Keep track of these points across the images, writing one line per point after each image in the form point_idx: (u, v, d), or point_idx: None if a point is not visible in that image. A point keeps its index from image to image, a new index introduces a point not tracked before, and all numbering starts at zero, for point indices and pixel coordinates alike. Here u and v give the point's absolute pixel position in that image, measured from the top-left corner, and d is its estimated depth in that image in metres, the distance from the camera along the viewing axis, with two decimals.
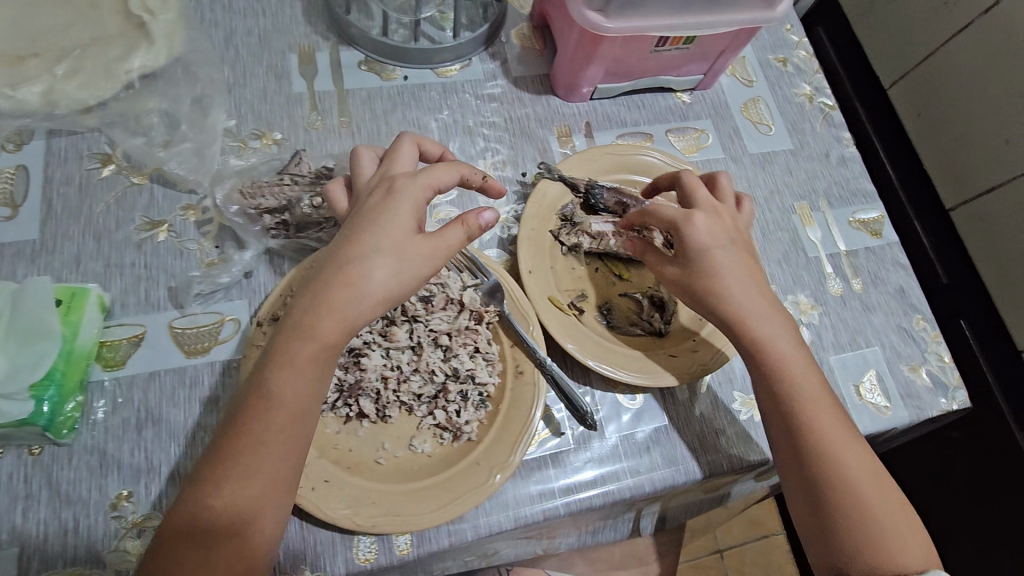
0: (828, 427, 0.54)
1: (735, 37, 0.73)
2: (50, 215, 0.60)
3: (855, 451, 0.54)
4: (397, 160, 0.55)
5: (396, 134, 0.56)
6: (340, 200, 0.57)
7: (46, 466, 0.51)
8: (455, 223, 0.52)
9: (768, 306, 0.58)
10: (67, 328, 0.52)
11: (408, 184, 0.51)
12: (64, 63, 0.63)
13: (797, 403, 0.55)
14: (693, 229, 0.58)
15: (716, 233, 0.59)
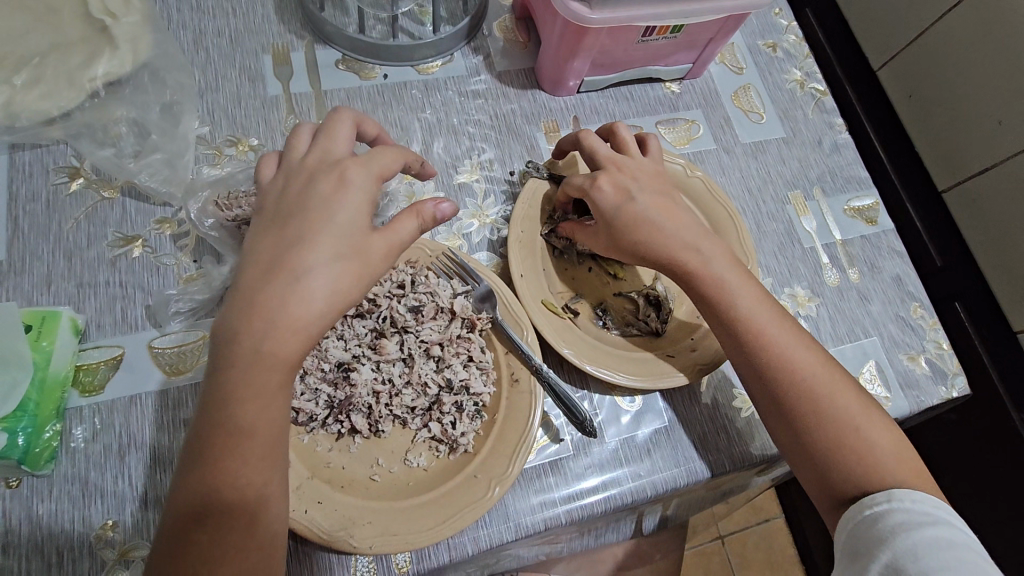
0: (799, 364, 0.54)
1: (723, 24, 0.71)
2: (16, 235, 0.57)
3: (833, 382, 0.54)
4: (335, 140, 0.51)
5: (334, 107, 0.52)
6: (269, 172, 0.52)
7: (25, 499, 0.48)
8: (409, 214, 0.49)
9: (713, 247, 0.59)
10: (39, 355, 0.50)
11: (356, 171, 0.48)
12: (24, 73, 0.60)
13: (761, 346, 0.55)
14: (600, 194, 0.59)
15: (620, 187, 0.59)
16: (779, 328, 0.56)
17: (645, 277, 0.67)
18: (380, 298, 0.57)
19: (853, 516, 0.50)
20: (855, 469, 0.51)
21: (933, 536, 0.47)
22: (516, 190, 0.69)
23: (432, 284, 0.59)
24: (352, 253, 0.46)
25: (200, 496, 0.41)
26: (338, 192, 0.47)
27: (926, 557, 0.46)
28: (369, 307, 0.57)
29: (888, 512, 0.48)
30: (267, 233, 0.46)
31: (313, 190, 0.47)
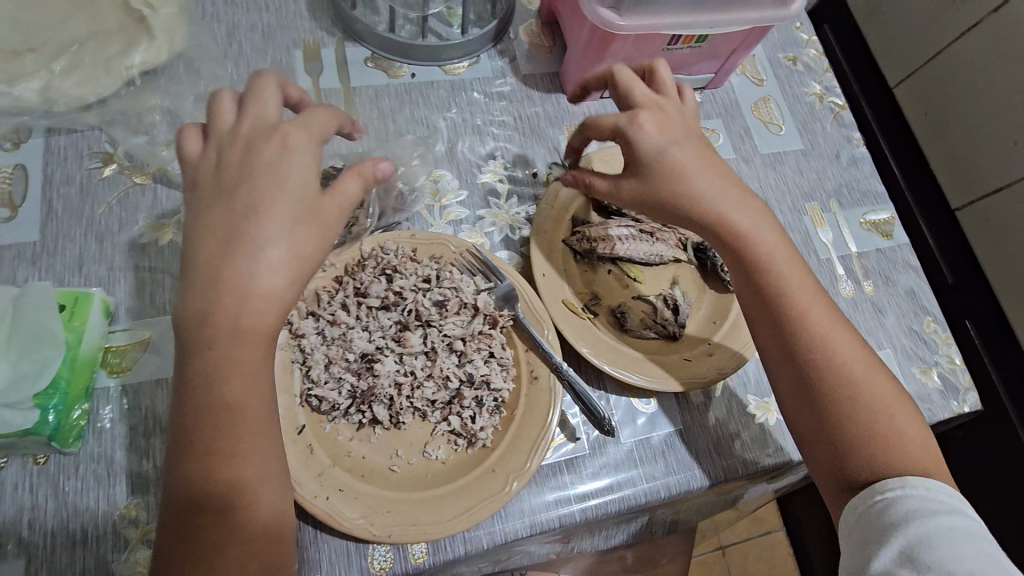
0: (831, 342, 0.54)
1: (746, 36, 0.72)
2: (50, 217, 0.58)
3: (862, 366, 0.53)
4: (264, 105, 0.49)
5: (257, 69, 0.51)
6: (193, 146, 0.49)
7: (52, 476, 0.49)
8: (352, 175, 0.49)
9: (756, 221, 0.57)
10: (71, 334, 0.50)
11: (297, 135, 0.47)
12: (62, 59, 0.61)
13: (794, 320, 0.54)
14: (641, 132, 0.57)
15: (667, 139, 0.57)
16: (816, 304, 0.55)
17: (663, 281, 0.68)
18: (406, 291, 0.58)
19: (862, 503, 0.49)
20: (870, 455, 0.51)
21: (947, 526, 0.46)
22: (539, 192, 0.70)
23: (456, 279, 0.60)
24: (306, 217, 0.46)
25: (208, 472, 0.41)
26: (283, 157, 0.46)
27: (939, 545, 0.44)
28: (394, 299, 0.58)
29: (899, 497, 0.48)
30: (217, 203, 0.46)
31: (254, 155, 0.46)
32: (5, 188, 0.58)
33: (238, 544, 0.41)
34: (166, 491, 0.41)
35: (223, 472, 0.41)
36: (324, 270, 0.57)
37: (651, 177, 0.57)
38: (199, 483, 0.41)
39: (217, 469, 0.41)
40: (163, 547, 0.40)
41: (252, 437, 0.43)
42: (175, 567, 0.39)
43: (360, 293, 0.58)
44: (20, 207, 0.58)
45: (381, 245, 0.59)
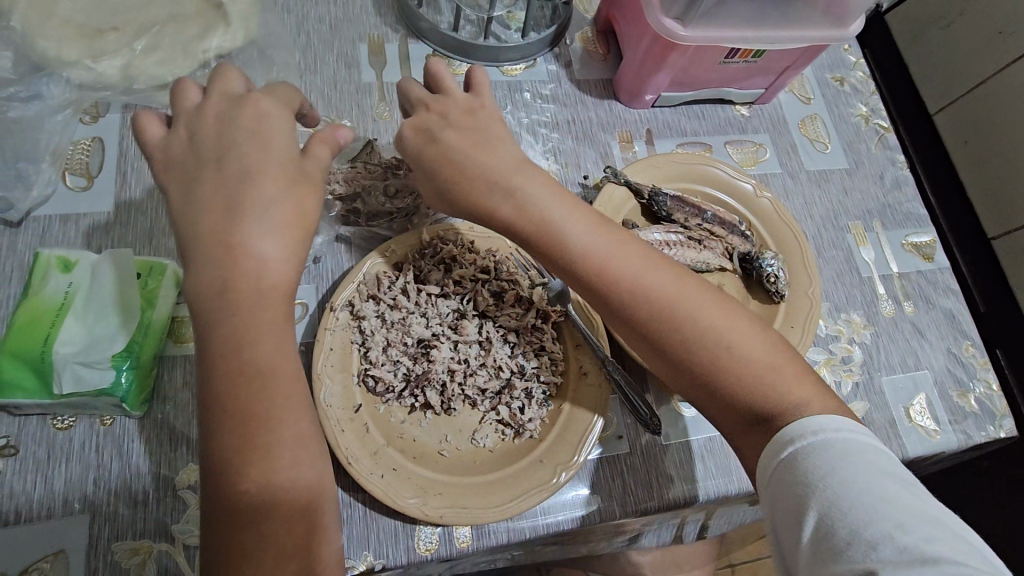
0: (693, 326, 0.49)
1: (801, 53, 0.73)
2: (124, 189, 0.60)
3: (733, 331, 0.49)
4: (228, 83, 0.49)
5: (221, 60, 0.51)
6: (154, 132, 0.47)
7: (117, 437, 0.51)
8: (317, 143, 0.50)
9: (544, 200, 0.52)
10: (145, 301, 0.52)
11: (267, 102, 0.48)
12: (143, 40, 0.64)
13: (652, 325, 0.50)
14: (405, 140, 0.54)
15: (437, 134, 0.53)
16: (655, 286, 0.50)
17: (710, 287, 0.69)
18: (464, 281, 0.60)
19: (767, 468, 0.45)
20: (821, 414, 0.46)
21: (853, 481, 0.41)
22: (590, 194, 0.72)
23: (513, 273, 0.61)
24: (301, 177, 0.47)
25: (255, 438, 0.41)
26: (262, 123, 0.47)
27: (852, 508, 0.40)
28: (452, 288, 0.60)
29: (795, 450, 0.44)
30: (206, 174, 0.45)
31: (234, 126, 0.46)
32: (84, 159, 0.61)
33: (283, 506, 0.41)
34: (208, 455, 0.41)
35: (270, 439, 0.41)
36: (387, 255, 0.58)
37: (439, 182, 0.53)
38: (242, 449, 0.41)
39: (265, 437, 0.41)
40: (211, 508, 0.41)
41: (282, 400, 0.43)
42: (217, 524, 0.40)
43: (419, 281, 0.59)
44: (97, 177, 0.60)
45: (441, 235, 0.60)
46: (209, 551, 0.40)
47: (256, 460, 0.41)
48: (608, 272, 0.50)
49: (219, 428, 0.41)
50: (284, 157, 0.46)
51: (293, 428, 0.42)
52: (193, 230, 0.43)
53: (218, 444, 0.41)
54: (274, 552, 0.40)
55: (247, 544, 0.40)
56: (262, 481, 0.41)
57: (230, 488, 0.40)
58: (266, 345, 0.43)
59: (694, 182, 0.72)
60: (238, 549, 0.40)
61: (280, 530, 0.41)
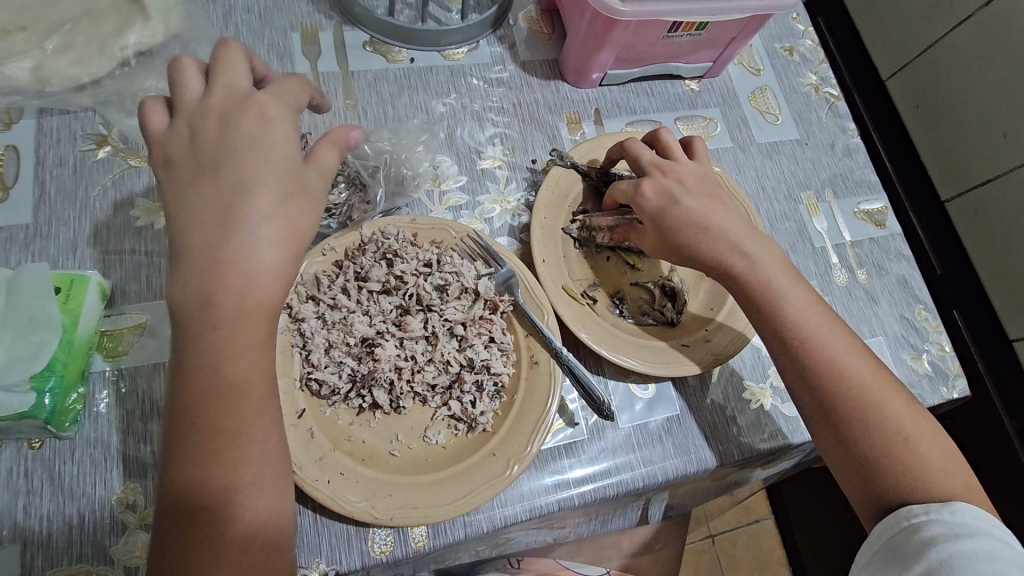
0: (862, 386, 0.54)
1: (746, 24, 0.72)
2: (44, 199, 0.57)
3: (891, 398, 0.54)
4: (234, 75, 0.45)
5: (222, 38, 0.46)
6: (158, 121, 0.44)
7: (47, 460, 0.49)
8: (324, 144, 0.46)
9: (768, 263, 0.59)
10: (67, 316, 0.50)
11: (274, 104, 0.44)
12: (55, 38, 0.59)
13: (825, 371, 0.54)
14: (644, 199, 0.61)
15: (691, 208, 0.60)
16: (830, 341, 0.56)
17: (661, 267, 0.69)
18: (407, 275, 0.58)
19: (890, 526, 0.50)
20: (888, 463, 0.52)
21: (971, 549, 0.46)
22: (539, 178, 0.70)
23: (457, 264, 0.60)
24: (297, 190, 0.43)
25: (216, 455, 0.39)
26: (262, 129, 0.43)
27: (962, 568, 0.45)
28: (395, 282, 0.58)
29: (937, 530, 0.48)
30: (201, 182, 0.41)
31: (230, 129, 0.42)
32: None
33: (242, 523, 0.39)
34: (169, 473, 0.39)
35: (238, 456, 0.40)
36: (325, 253, 0.57)
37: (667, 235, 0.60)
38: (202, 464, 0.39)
39: (230, 453, 0.39)
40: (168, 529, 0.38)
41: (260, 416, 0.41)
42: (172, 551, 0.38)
43: (360, 278, 0.57)
44: (12, 188, 0.57)
45: (382, 230, 0.58)
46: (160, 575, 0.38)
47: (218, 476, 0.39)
48: (784, 317, 0.56)
49: (184, 443, 0.39)
50: (282, 165, 0.43)
51: (262, 445, 0.41)
52: (181, 242, 0.40)
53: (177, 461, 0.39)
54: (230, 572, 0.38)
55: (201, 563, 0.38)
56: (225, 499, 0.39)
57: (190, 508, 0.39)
58: (247, 360, 0.40)
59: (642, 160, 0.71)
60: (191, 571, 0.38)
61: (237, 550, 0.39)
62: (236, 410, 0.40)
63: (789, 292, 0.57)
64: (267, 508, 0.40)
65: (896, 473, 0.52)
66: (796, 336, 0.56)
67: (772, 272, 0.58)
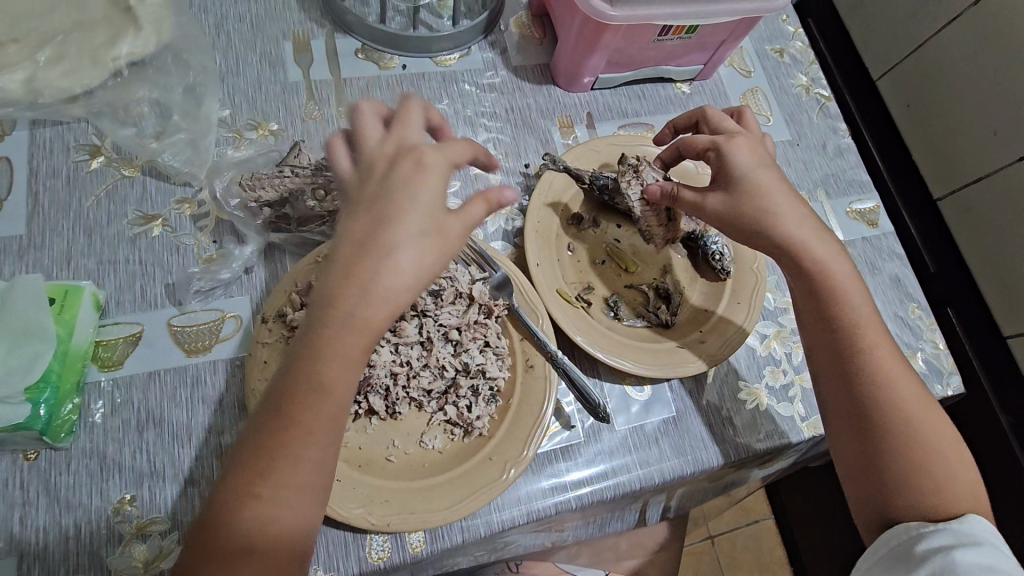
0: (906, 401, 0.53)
1: (736, 26, 0.73)
2: (37, 210, 0.57)
3: (930, 419, 0.53)
4: (410, 126, 0.46)
5: (407, 94, 0.48)
6: (342, 163, 0.46)
7: (43, 471, 0.49)
8: (477, 197, 0.45)
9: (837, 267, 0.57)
10: (61, 327, 0.50)
11: (435, 156, 0.44)
12: (48, 50, 0.60)
13: (875, 380, 0.54)
14: (735, 152, 0.59)
15: (765, 191, 0.57)
16: (887, 353, 0.55)
17: (655, 269, 0.69)
18: None
19: (895, 537, 0.51)
20: (911, 478, 0.52)
21: (976, 558, 0.47)
22: (532, 182, 0.70)
23: (452, 269, 0.60)
24: (437, 237, 0.43)
25: (259, 468, 0.41)
26: (421, 177, 0.43)
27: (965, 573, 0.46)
28: None
29: (944, 539, 0.49)
30: (358, 221, 0.42)
31: (392, 175, 0.43)
32: None
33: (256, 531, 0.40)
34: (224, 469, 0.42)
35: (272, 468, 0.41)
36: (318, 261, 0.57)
37: (745, 195, 0.57)
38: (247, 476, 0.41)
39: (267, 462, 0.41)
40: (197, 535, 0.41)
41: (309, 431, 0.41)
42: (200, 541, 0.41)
43: None
44: (5, 200, 0.57)
45: None
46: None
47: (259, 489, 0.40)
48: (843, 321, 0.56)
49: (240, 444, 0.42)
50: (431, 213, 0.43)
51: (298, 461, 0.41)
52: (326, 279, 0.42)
53: (230, 469, 0.41)
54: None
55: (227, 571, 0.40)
56: (258, 518, 0.40)
57: (227, 521, 0.40)
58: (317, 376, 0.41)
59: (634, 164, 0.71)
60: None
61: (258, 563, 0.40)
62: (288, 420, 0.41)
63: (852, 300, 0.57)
64: (288, 517, 0.41)
65: (910, 487, 0.52)
66: (855, 343, 0.55)
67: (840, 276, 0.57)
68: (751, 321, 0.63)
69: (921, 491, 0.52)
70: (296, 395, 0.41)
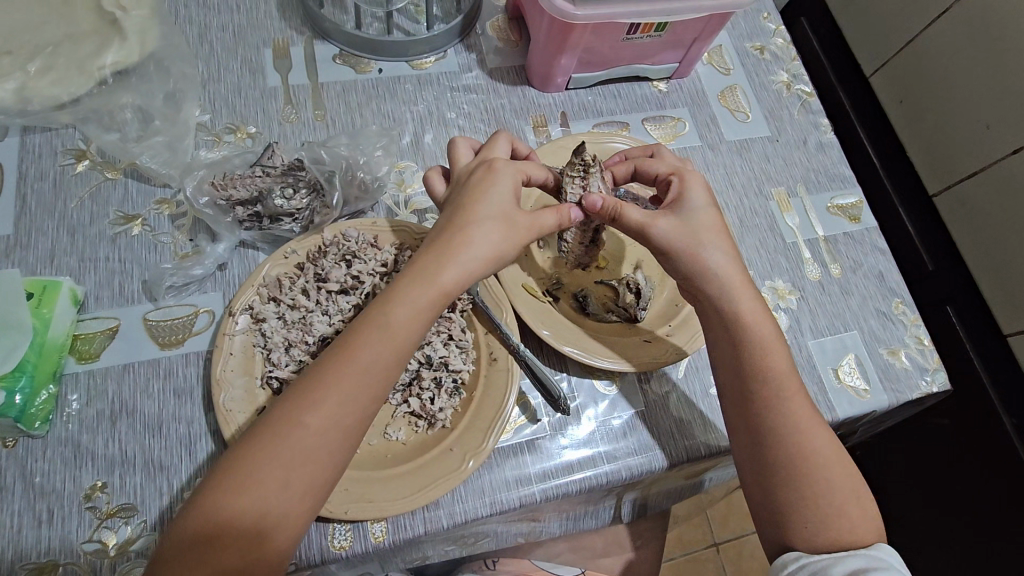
0: (822, 449, 0.54)
1: (707, 22, 0.73)
2: (24, 211, 0.60)
3: (837, 470, 0.54)
4: (492, 149, 0.60)
5: (495, 130, 0.61)
6: (439, 187, 0.61)
7: (20, 458, 0.51)
8: (551, 209, 0.57)
9: (756, 318, 0.57)
10: (38, 320, 0.53)
11: (505, 166, 0.56)
12: (37, 60, 0.63)
13: (785, 432, 0.54)
14: (693, 186, 0.60)
15: (685, 239, 0.57)
16: (799, 406, 0.55)
17: (625, 266, 0.70)
18: (364, 274, 0.59)
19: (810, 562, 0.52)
20: (806, 522, 0.53)
21: None
22: None
23: None
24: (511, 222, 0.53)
25: (293, 413, 0.46)
26: (494, 183, 0.54)
27: None
28: (354, 283, 0.58)
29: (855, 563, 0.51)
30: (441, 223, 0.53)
31: (472, 182, 0.55)
32: None
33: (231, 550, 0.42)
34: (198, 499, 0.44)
35: (257, 488, 0.44)
36: (287, 256, 0.58)
37: (688, 230, 0.57)
38: (279, 423, 0.46)
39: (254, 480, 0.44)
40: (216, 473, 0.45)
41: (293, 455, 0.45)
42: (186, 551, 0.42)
43: (320, 279, 0.58)
44: None
45: (343, 233, 0.59)
46: (191, 518, 0.43)
47: (285, 435, 0.45)
48: (766, 369, 0.56)
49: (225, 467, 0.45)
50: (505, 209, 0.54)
51: (275, 477, 0.44)
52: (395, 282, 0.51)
53: (263, 428, 0.46)
54: (247, 530, 0.43)
55: (234, 512, 0.43)
56: (258, 493, 0.44)
57: (215, 533, 0.42)
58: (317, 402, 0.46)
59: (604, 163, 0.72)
60: (222, 516, 0.43)
61: (261, 511, 0.44)
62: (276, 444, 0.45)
63: (768, 351, 0.56)
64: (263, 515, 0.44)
65: (803, 534, 0.53)
66: (772, 393, 0.55)
67: (753, 328, 0.57)
68: (691, 344, 0.62)
69: (815, 536, 0.53)
70: (319, 381, 0.47)
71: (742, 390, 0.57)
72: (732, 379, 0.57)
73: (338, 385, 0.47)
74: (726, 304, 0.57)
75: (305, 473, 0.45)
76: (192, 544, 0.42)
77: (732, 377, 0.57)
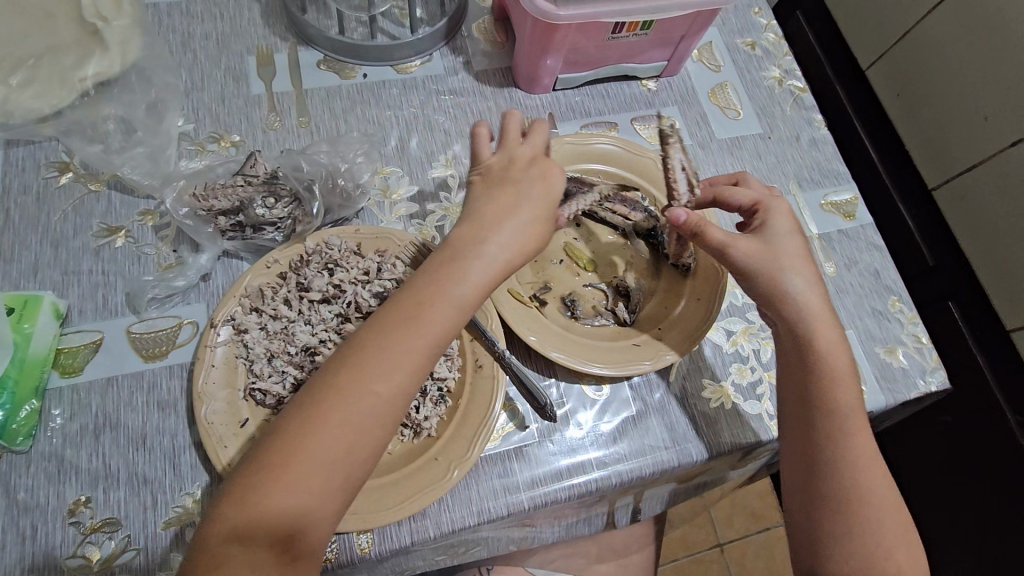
0: (869, 485, 0.53)
1: (693, 21, 0.72)
2: (7, 226, 0.60)
3: (883, 511, 0.53)
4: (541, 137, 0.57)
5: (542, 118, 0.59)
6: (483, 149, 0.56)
7: (3, 473, 0.51)
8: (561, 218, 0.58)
9: (834, 348, 0.56)
10: (19, 335, 0.53)
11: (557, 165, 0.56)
12: (19, 73, 0.63)
13: (834, 459, 0.53)
14: (778, 218, 0.60)
15: (766, 260, 0.57)
16: (861, 439, 0.54)
17: (615, 269, 0.69)
18: (346, 283, 0.58)
19: None
20: (845, 557, 0.52)
21: None
22: None
23: (399, 271, 0.59)
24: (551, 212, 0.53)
25: (345, 401, 0.43)
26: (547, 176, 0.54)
27: None
28: (335, 292, 0.58)
29: None
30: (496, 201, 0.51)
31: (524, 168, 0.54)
32: None
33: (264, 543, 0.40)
34: (237, 488, 0.41)
35: (298, 480, 0.41)
36: (269, 266, 0.57)
37: (771, 258, 0.57)
38: (329, 402, 0.43)
39: (297, 472, 0.41)
40: (261, 453, 0.42)
41: (338, 447, 0.42)
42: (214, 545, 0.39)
43: (303, 288, 0.58)
44: None
45: (326, 241, 0.59)
46: (229, 500, 0.40)
47: (332, 416, 0.42)
48: (830, 398, 0.54)
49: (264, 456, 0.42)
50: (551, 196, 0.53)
51: (317, 472, 0.41)
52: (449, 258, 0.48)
53: (308, 417, 0.42)
54: (293, 507, 0.41)
55: (270, 498, 0.40)
56: (295, 489, 0.41)
57: (248, 524, 0.40)
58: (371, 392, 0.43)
59: (590, 162, 0.70)
60: (258, 502, 0.40)
61: (300, 499, 0.41)
62: (323, 435, 0.42)
63: (842, 384, 0.55)
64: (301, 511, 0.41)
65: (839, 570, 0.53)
66: (835, 422, 0.54)
67: (826, 360, 0.55)
68: (692, 340, 0.61)
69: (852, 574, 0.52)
70: (369, 368, 0.44)
71: (803, 415, 0.56)
72: (797, 403, 0.56)
73: (389, 364, 0.44)
74: (801, 335, 0.56)
75: (351, 458, 0.42)
76: (227, 530, 0.39)
77: (796, 402, 0.56)
